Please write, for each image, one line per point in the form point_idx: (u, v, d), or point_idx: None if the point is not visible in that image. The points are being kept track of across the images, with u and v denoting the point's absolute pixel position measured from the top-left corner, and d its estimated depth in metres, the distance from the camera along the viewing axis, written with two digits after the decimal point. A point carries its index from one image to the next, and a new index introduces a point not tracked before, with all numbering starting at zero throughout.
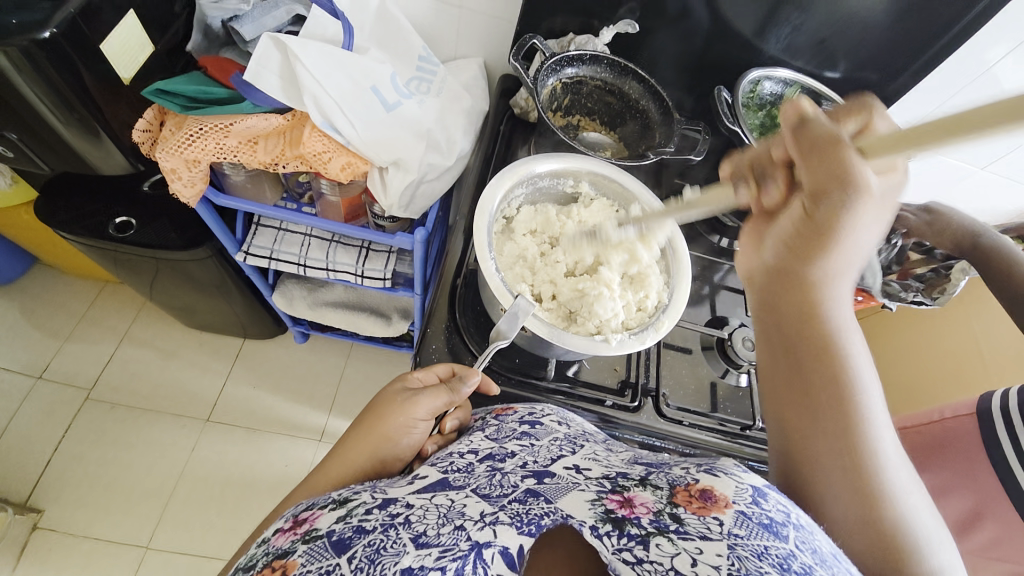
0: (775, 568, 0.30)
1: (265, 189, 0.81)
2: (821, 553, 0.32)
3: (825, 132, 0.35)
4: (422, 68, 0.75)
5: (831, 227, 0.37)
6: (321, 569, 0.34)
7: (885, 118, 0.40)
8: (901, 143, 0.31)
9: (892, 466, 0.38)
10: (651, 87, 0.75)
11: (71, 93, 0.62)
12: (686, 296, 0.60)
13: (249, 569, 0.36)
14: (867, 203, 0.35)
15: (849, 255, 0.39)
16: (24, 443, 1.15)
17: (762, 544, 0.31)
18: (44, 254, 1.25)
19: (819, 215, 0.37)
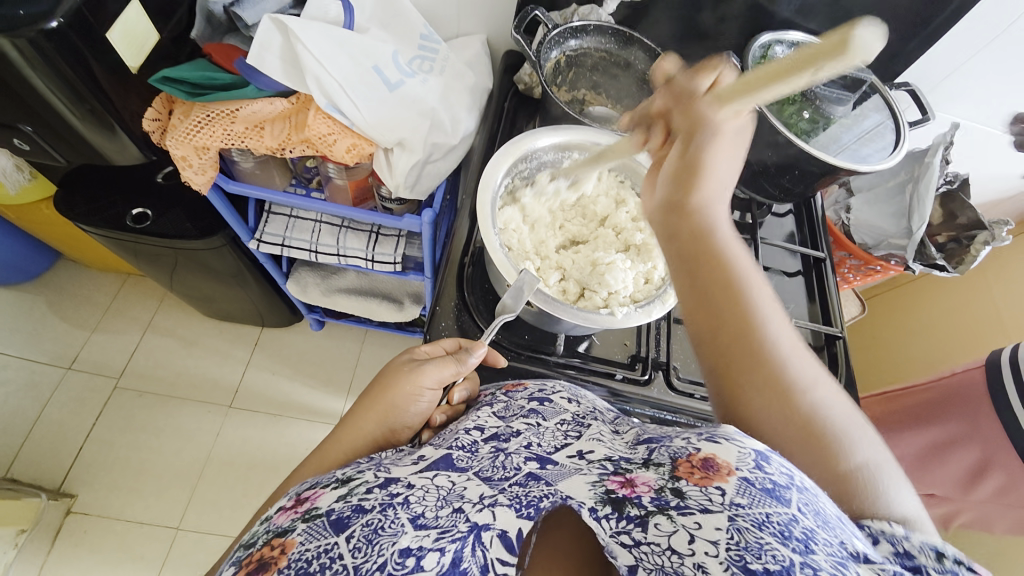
0: (775, 538, 0.30)
1: (274, 175, 0.83)
2: (824, 514, 0.32)
3: (685, 86, 0.49)
4: (424, 47, 0.75)
5: (700, 164, 0.46)
6: (320, 548, 0.35)
7: (728, 72, 0.48)
8: (744, 87, 0.42)
9: (796, 364, 0.42)
10: (657, 56, 0.74)
11: (81, 84, 0.63)
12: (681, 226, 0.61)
13: (250, 545, 0.37)
14: (717, 139, 0.46)
15: (719, 188, 0.47)
16: (58, 430, 1.21)
17: (763, 512, 0.32)
18: (67, 248, 1.29)
19: (691, 159, 0.47)
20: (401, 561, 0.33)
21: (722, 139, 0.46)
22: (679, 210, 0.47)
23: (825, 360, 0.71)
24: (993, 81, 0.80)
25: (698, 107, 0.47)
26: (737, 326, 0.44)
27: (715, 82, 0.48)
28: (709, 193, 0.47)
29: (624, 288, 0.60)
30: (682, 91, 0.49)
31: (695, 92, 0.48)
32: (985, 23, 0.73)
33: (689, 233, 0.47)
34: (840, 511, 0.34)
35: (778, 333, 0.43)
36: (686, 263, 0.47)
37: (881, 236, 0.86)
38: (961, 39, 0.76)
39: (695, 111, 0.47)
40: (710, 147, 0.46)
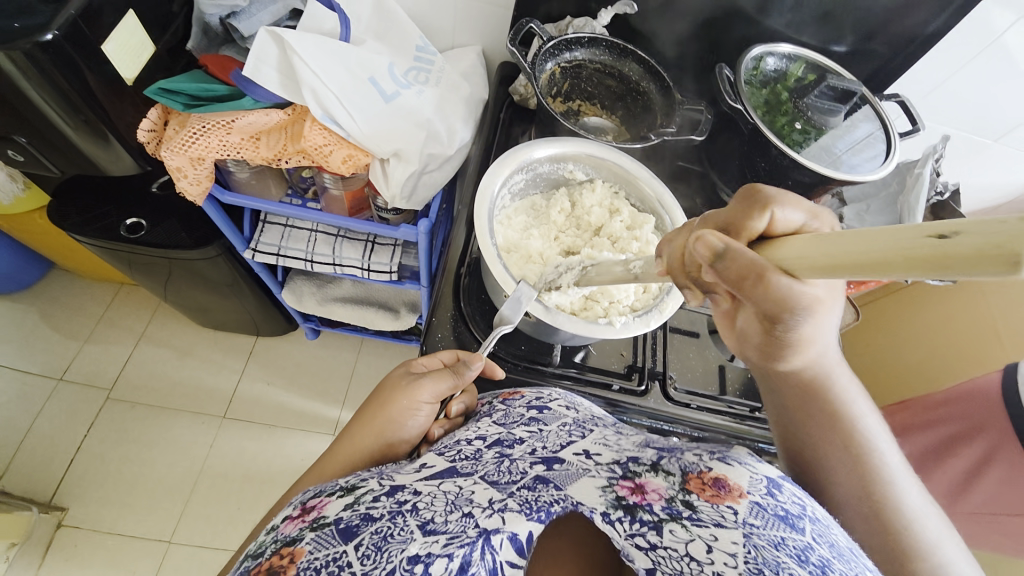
0: (792, 559, 0.30)
1: (271, 185, 0.82)
2: (839, 547, 0.32)
3: (746, 261, 0.35)
4: (420, 58, 0.75)
5: (797, 336, 0.40)
6: (329, 556, 0.34)
7: (787, 208, 0.38)
8: (831, 269, 0.31)
9: (926, 527, 0.40)
10: (651, 68, 0.75)
11: (76, 95, 0.63)
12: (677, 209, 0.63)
13: (258, 556, 0.37)
14: (815, 310, 0.37)
15: (819, 346, 0.43)
16: (49, 443, 1.19)
17: (779, 535, 0.32)
18: (60, 258, 1.28)
19: (779, 332, 0.39)
20: (409, 568, 0.33)
21: (822, 309, 0.38)
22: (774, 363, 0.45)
23: None
24: (979, 92, 0.81)
25: (772, 286, 0.35)
26: (839, 456, 0.44)
27: (773, 228, 0.38)
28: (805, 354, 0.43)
29: (624, 296, 0.60)
30: (742, 272, 0.35)
31: (763, 265, 0.35)
32: (970, 35, 0.75)
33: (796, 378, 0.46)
34: (854, 543, 0.34)
35: (888, 472, 0.43)
36: (797, 412, 0.47)
37: None
38: (948, 52, 0.78)
39: (773, 292, 0.35)
40: (805, 318, 0.38)
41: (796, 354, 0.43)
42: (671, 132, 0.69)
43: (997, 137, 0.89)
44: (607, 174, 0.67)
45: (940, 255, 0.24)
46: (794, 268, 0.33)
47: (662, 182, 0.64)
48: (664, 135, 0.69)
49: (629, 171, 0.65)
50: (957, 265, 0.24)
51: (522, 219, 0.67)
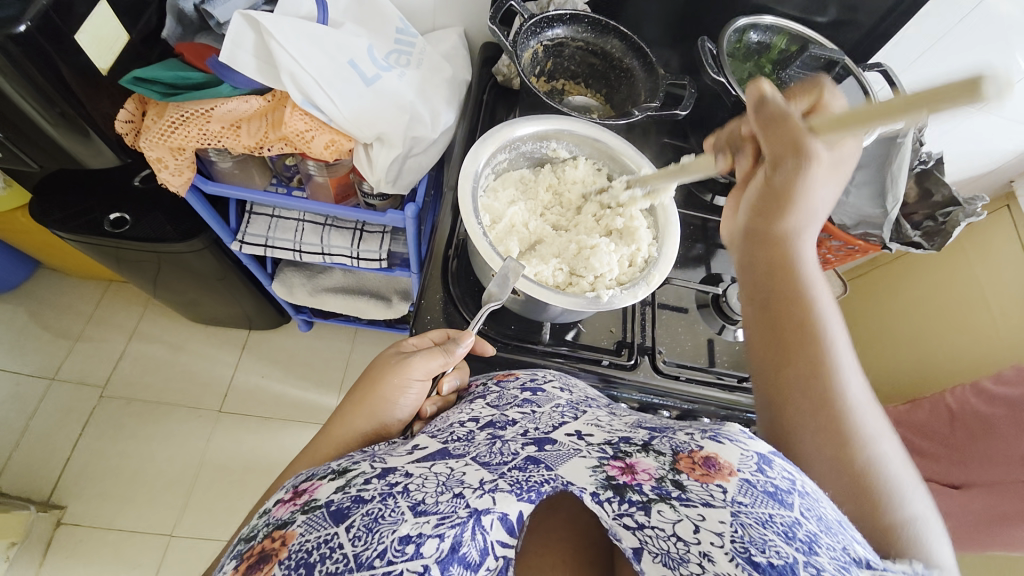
0: (779, 536, 0.31)
1: (254, 176, 0.82)
2: (826, 519, 0.33)
3: (777, 110, 0.44)
4: (401, 41, 0.74)
5: (789, 190, 0.45)
6: (320, 538, 0.35)
7: (833, 95, 0.48)
8: (850, 122, 0.40)
9: (868, 421, 0.42)
10: (633, 44, 0.74)
11: (51, 87, 0.62)
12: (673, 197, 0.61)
13: (250, 539, 0.37)
14: (816, 166, 0.43)
15: (810, 217, 0.47)
16: (45, 442, 1.19)
17: (767, 512, 0.33)
18: (44, 256, 1.26)
19: (779, 182, 0.45)
20: (401, 548, 0.34)
21: (819, 164, 0.43)
22: (766, 233, 0.48)
23: None
24: (963, 59, 0.81)
25: (793, 130, 0.43)
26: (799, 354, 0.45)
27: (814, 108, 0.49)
28: (795, 219, 0.47)
29: (610, 272, 0.60)
30: (770, 117, 0.45)
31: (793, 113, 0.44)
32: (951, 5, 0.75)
33: (775, 254, 0.48)
34: (842, 517, 0.35)
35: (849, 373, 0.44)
36: (772, 293, 0.48)
37: (858, 216, 0.87)
38: (929, 22, 0.78)
39: (792, 133, 0.43)
40: (806, 175, 0.44)
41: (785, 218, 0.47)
42: (654, 107, 0.69)
43: (982, 106, 0.89)
44: (590, 151, 0.68)
45: (937, 92, 0.33)
46: (821, 122, 0.43)
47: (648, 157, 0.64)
48: (648, 111, 0.69)
49: (611, 146, 0.65)
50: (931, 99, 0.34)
51: (506, 194, 0.66)
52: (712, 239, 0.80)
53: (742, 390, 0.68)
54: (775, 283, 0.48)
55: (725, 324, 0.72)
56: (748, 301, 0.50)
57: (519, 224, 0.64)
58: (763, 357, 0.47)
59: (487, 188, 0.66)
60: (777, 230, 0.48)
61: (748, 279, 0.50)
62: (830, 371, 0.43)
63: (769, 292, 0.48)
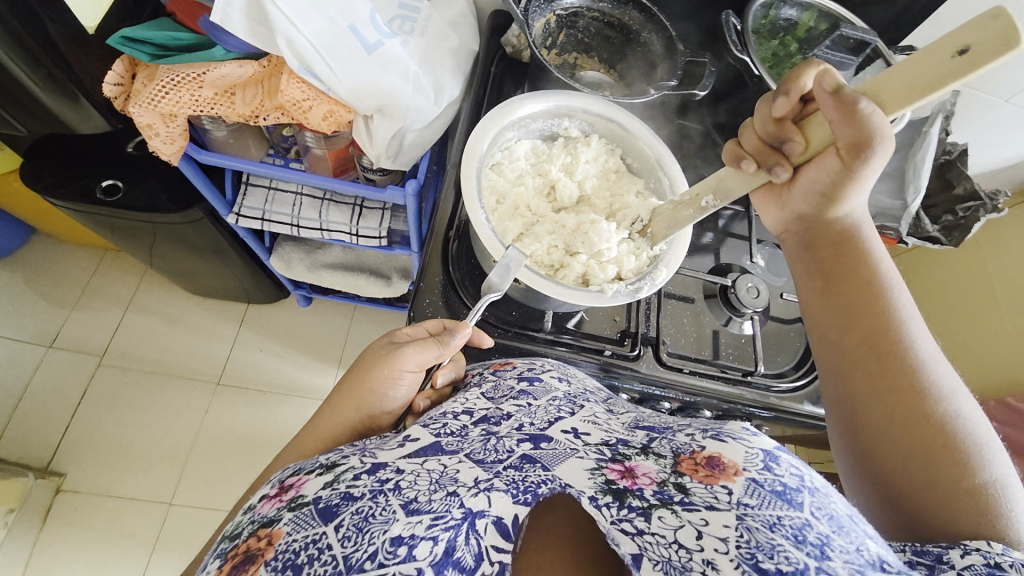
0: (788, 541, 0.31)
1: (250, 145, 0.79)
2: (838, 519, 0.33)
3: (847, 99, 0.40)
4: (404, 5, 0.71)
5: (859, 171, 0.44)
6: (308, 538, 0.34)
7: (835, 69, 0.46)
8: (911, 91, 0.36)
9: (939, 373, 0.44)
10: (652, 16, 0.70)
11: (38, 47, 0.59)
12: (683, 178, 0.60)
13: (235, 537, 0.36)
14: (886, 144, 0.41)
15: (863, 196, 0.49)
16: (43, 410, 1.19)
17: (775, 514, 0.32)
18: (39, 222, 1.24)
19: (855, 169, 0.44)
20: (392, 549, 0.33)
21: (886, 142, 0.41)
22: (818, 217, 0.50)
23: None
24: None
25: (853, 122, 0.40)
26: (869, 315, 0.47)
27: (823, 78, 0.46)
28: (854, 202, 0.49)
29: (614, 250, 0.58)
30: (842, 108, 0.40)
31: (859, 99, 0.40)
32: None
33: (837, 255, 0.50)
34: (851, 511, 0.35)
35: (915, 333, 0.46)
36: (838, 270, 0.50)
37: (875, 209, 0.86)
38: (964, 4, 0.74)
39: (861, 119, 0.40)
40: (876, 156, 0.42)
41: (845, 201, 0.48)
42: (671, 87, 0.65)
43: (1007, 97, 0.86)
44: (602, 132, 0.64)
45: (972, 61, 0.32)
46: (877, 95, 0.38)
47: (661, 142, 0.61)
48: (664, 90, 0.65)
49: (629, 129, 0.62)
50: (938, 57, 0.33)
51: (513, 172, 0.62)
52: (720, 227, 0.78)
53: (746, 384, 0.66)
54: (835, 261, 0.51)
55: (731, 317, 0.70)
56: (811, 283, 0.52)
57: (527, 207, 0.62)
58: (827, 328, 0.50)
59: (494, 165, 0.62)
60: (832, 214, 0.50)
61: (811, 267, 0.53)
62: (897, 329, 0.46)
63: (834, 289, 0.50)
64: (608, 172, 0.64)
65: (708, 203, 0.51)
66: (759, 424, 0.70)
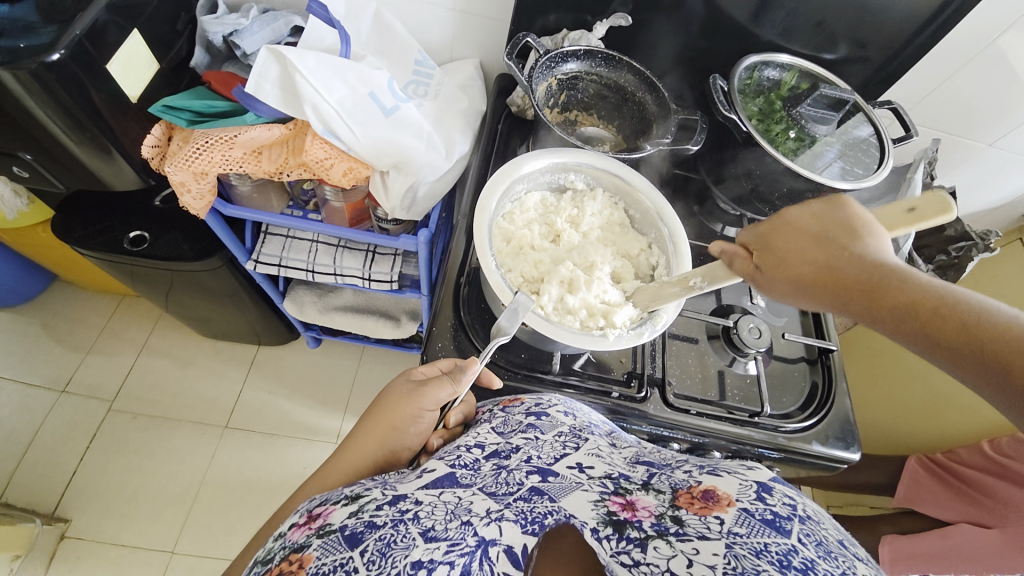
0: (773, 566, 0.31)
1: (272, 199, 0.83)
2: (826, 544, 0.33)
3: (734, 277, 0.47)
4: (419, 72, 0.78)
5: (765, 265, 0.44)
6: (336, 562, 0.35)
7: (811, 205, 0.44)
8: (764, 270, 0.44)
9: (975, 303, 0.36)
10: (647, 78, 0.75)
11: (82, 113, 0.64)
12: (690, 259, 0.61)
13: (266, 562, 0.37)
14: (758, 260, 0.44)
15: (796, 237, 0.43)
16: (51, 455, 1.19)
17: (761, 542, 0.33)
18: (62, 270, 1.29)
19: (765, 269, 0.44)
20: (413, 572, 0.34)
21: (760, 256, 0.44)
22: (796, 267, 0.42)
23: (823, 377, 0.73)
24: (971, 96, 0.85)
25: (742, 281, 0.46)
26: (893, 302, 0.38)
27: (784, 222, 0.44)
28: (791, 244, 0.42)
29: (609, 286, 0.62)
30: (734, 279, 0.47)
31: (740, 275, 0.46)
32: (961, 44, 0.79)
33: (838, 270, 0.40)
34: (844, 538, 0.35)
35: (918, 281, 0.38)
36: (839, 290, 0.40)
37: None
38: (938, 61, 0.82)
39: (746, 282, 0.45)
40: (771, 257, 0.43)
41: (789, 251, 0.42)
42: (667, 142, 0.70)
43: (991, 141, 0.93)
44: (606, 184, 0.68)
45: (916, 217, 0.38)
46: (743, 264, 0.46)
47: (660, 195, 0.64)
48: (660, 146, 0.70)
49: (632, 183, 0.66)
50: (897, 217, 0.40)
51: (522, 220, 0.66)
52: None
53: (754, 425, 0.67)
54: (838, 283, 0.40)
55: (735, 357, 0.72)
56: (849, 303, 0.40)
57: (528, 243, 0.64)
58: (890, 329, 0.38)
59: (506, 214, 0.66)
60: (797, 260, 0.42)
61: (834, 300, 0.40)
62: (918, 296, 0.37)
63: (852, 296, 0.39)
64: (612, 226, 0.68)
65: (696, 284, 0.52)
66: (770, 465, 0.70)
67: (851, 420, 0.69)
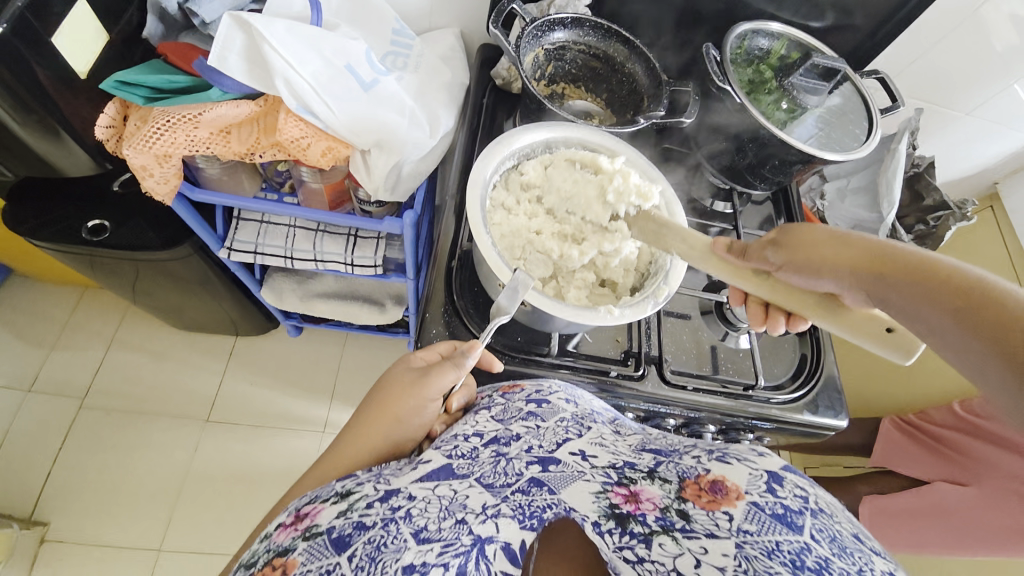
0: (785, 568, 0.31)
1: (243, 181, 0.78)
2: (840, 540, 0.33)
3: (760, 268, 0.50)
4: (397, 42, 0.73)
5: (794, 257, 0.47)
6: (321, 569, 0.33)
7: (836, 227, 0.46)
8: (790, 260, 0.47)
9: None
10: (637, 49, 0.73)
11: (27, 94, 0.58)
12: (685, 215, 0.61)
13: (250, 567, 0.36)
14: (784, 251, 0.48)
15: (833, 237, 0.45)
16: (22, 457, 1.14)
17: (773, 541, 0.33)
18: (15, 262, 1.20)
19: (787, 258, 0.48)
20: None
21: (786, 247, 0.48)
22: (822, 259, 0.45)
23: (813, 347, 0.74)
24: (954, 64, 0.85)
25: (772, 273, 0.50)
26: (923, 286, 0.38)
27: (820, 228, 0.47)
28: (819, 237, 0.46)
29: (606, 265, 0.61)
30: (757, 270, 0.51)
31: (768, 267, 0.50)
32: (950, 10, 0.78)
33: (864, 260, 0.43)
34: (858, 531, 0.35)
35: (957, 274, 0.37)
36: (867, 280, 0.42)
37: (854, 221, 0.89)
38: (926, 27, 0.81)
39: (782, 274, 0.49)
40: (802, 245, 0.47)
41: (817, 243, 0.46)
42: (660, 116, 0.68)
43: (969, 111, 0.94)
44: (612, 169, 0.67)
45: (892, 335, 0.46)
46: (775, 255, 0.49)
47: (660, 171, 0.63)
48: (653, 118, 0.68)
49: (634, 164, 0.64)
50: (872, 330, 0.46)
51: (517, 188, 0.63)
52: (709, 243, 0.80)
53: (748, 398, 0.68)
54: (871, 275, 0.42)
55: (728, 331, 0.72)
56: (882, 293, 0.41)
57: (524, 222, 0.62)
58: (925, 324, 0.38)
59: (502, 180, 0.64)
60: (824, 248, 0.45)
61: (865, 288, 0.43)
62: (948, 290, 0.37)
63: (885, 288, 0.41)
64: None
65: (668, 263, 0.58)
66: (761, 435, 0.72)
67: (839, 388, 0.71)
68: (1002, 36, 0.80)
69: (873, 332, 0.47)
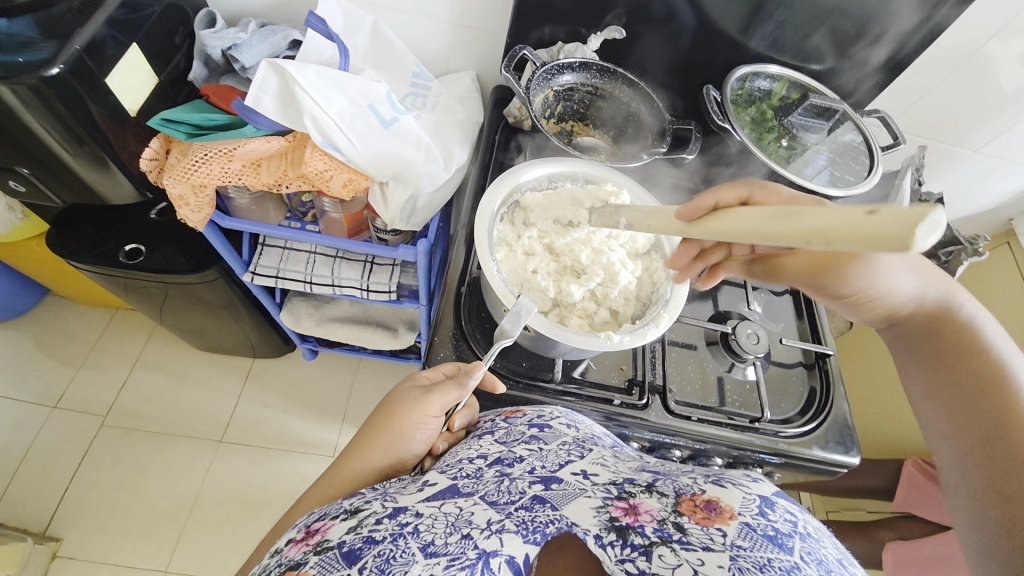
0: None
1: (270, 210, 0.83)
2: (826, 563, 0.33)
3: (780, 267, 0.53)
4: (417, 84, 0.79)
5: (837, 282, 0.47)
6: None
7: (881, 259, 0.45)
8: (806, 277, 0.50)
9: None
10: (641, 89, 0.77)
11: (80, 127, 0.64)
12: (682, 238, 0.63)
13: None
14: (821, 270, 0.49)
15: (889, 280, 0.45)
16: (42, 473, 1.17)
17: (765, 557, 0.33)
18: (54, 283, 1.27)
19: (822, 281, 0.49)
20: None
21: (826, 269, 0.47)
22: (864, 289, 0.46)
23: (822, 380, 0.73)
24: (957, 103, 0.87)
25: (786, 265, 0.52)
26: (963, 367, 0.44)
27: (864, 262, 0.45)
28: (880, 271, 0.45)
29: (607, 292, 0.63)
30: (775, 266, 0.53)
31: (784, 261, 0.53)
32: (951, 50, 0.81)
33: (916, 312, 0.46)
34: (843, 557, 0.35)
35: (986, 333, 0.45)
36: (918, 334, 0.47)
37: None
38: (928, 67, 0.83)
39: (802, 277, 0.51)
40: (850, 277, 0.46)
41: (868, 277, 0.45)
42: (662, 152, 0.71)
43: (977, 148, 0.95)
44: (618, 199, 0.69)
45: (874, 226, 0.29)
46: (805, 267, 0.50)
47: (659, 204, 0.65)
48: (656, 154, 0.71)
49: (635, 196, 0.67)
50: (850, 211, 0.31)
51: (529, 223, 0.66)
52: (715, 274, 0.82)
53: (755, 431, 0.67)
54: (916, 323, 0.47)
55: (734, 362, 0.73)
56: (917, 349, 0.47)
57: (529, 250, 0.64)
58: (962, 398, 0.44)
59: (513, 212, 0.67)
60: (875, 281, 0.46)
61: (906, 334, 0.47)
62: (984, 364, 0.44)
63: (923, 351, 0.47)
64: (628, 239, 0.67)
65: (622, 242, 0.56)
66: (771, 470, 0.70)
67: (851, 424, 0.70)
68: (1003, 76, 0.83)
69: (850, 212, 0.31)
